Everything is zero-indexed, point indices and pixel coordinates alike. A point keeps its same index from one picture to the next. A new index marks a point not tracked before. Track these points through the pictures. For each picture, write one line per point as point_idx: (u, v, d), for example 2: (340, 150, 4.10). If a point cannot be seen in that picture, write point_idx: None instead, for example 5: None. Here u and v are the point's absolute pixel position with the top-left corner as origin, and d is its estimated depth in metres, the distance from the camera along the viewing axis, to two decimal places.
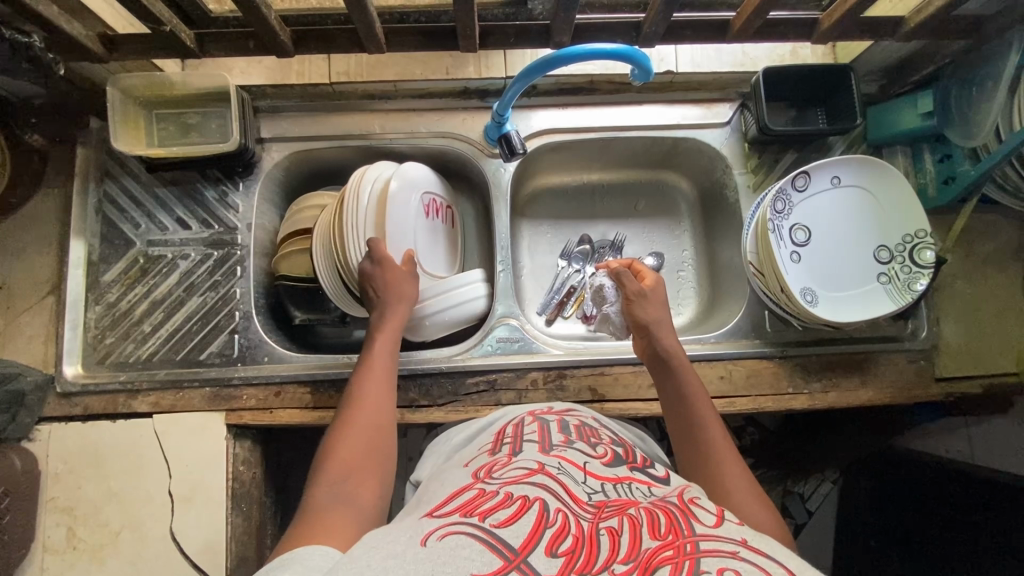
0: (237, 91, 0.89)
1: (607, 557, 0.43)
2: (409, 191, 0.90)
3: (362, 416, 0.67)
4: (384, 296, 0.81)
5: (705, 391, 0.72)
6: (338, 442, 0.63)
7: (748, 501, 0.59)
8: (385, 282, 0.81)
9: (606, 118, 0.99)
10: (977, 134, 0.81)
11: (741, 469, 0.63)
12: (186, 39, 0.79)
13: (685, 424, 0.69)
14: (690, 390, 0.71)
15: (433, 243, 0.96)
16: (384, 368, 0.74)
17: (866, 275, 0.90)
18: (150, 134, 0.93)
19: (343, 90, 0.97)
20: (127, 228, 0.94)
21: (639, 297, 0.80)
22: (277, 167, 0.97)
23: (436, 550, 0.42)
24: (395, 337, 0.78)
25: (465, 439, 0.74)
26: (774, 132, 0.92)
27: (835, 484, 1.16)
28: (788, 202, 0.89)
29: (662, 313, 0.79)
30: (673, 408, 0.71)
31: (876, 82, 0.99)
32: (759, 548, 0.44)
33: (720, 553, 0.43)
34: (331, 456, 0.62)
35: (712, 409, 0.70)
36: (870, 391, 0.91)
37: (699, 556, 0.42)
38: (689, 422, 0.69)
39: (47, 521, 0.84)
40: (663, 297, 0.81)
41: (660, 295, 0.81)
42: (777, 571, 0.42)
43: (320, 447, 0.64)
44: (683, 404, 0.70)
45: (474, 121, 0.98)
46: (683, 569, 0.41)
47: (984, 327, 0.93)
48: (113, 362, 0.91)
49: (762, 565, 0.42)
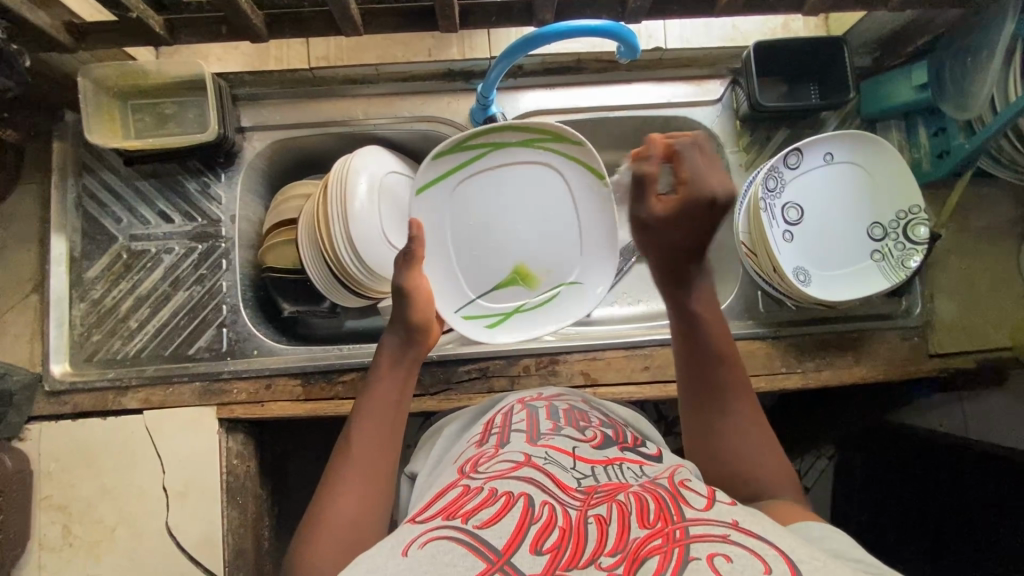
0: (213, 79, 0.87)
1: (594, 549, 0.42)
2: (452, 185, 0.81)
3: (355, 483, 0.58)
4: (394, 324, 0.72)
5: (722, 326, 0.66)
6: (328, 513, 0.56)
7: (757, 454, 0.60)
8: (404, 310, 0.72)
9: (594, 96, 0.97)
10: (971, 107, 0.80)
11: (756, 421, 0.62)
12: (154, 25, 0.76)
13: (697, 366, 0.64)
14: (705, 330, 0.65)
15: (448, 293, 0.81)
16: (377, 417, 0.64)
17: (860, 252, 0.89)
18: (125, 126, 0.91)
19: (323, 75, 0.94)
20: (108, 223, 0.92)
21: (648, 229, 0.67)
22: (259, 156, 0.96)
23: (420, 558, 0.42)
24: (397, 382, 0.68)
25: (444, 437, 0.73)
26: (765, 109, 0.90)
27: (831, 460, 1.19)
28: (780, 179, 0.88)
29: (680, 239, 0.65)
30: (687, 346, 0.65)
31: (869, 55, 0.95)
32: (750, 530, 0.43)
33: (711, 537, 0.42)
34: (317, 533, 0.54)
35: (728, 340, 0.65)
36: (864, 369, 0.90)
37: (688, 543, 0.41)
38: (699, 368, 0.64)
39: (42, 519, 0.83)
40: (692, 220, 0.64)
41: (687, 221, 0.64)
42: (768, 553, 0.41)
43: (305, 513, 0.57)
44: (699, 343, 0.65)
45: (459, 104, 0.96)
46: (671, 558, 0.40)
47: (976, 301, 0.92)
48: (101, 360, 0.90)
49: (752, 548, 0.41)
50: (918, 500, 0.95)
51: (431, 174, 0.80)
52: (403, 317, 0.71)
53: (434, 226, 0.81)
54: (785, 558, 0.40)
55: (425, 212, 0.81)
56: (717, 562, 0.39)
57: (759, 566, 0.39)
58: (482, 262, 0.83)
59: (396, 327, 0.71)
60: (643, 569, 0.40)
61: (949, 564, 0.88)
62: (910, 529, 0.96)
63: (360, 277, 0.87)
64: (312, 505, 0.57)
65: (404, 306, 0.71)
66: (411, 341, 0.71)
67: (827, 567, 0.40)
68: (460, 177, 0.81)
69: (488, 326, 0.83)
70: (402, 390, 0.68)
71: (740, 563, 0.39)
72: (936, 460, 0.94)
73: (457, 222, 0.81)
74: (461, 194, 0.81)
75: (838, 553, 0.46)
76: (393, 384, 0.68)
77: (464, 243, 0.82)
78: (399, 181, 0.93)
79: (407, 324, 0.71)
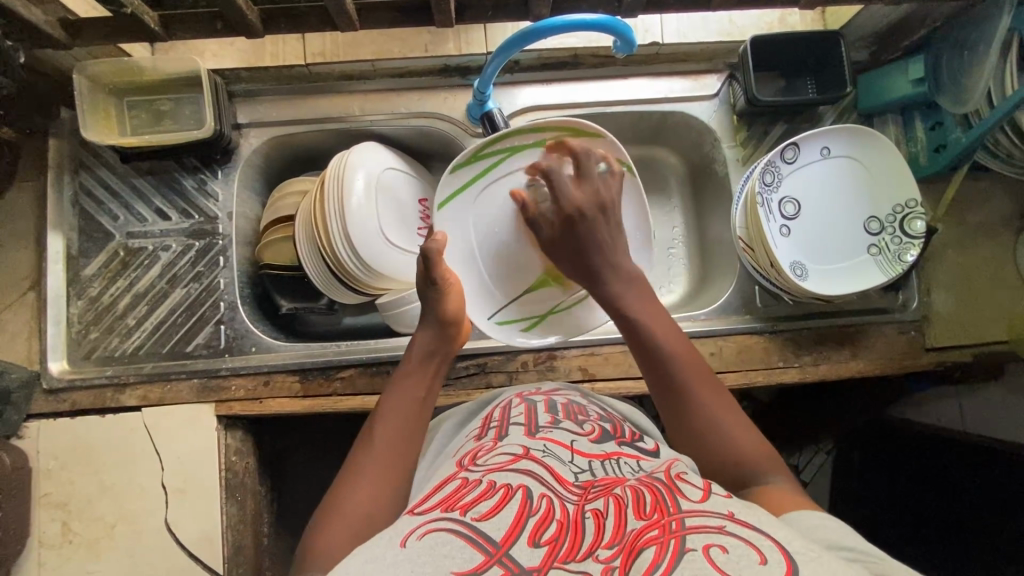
0: (209, 75, 0.87)
1: (592, 542, 0.43)
2: (475, 193, 0.81)
3: (374, 472, 0.58)
4: (427, 319, 0.73)
5: (672, 324, 0.67)
6: (341, 501, 0.56)
7: (738, 437, 0.59)
8: (435, 304, 0.73)
9: (591, 91, 0.96)
10: (967, 100, 0.80)
11: (730, 408, 0.61)
12: (149, 20, 0.75)
13: (658, 368, 0.64)
14: (654, 332, 0.66)
15: (482, 301, 0.83)
16: (400, 408, 0.65)
17: (856, 246, 0.89)
18: (121, 123, 0.91)
19: (319, 71, 0.94)
20: (105, 220, 0.92)
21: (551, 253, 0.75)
22: (256, 153, 0.95)
23: (418, 549, 0.42)
24: (423, 375, 0.69)
25: (445, 432, 0.73)
26: (762, 103, 0.90)
27: (829, 455, 1.17)
28: (777, 174, 0.88)
29: (578, 254, 0.72)
30: (644, 350, 0.65)
31: (865, 49, 0.95)
32: (746, 521, 0.44)
33: (707, 528, 0.42)
34: (332, 519, 0.54)
35: (681, 337, 0.66)
36: (861, 363, 0.90)
37: (684, 534, 0.41)
38: (663, 368, 0.64)
39: (41, 517, 0.83)
40: (579, 238, 0.72)
41: (574, 240, 0.72)
42: (764, 543, 0.41)
43: (321, 503, 0.57)
44: (654, 346, 0.65)
45: (456, 100, 0.96)
46: (668, 549, 0.40)
47: (973, 295, 0.92)
48: (98, 358, 0.90)
49: (747, 539, 0.41)
50: (914, 494, 0.96)
51: (454, 185, 0.80)
52: (437, 310, 0.73)
53: (462, 237, 0.81)
54: (781, 549, 0.41)
55: (451, 224, 0.81)
56: (713, 552, 0.39)
57: (755, 557, 0.39)
58: (514, 266, 0.83)
59: (429, 322, 0.73)
60: (639, 561, 0.40)
61: (945, 557, 0.89)
62: (906, 522, 0.96)
63: (357, 274, 0.87)
64: (330, 492, 0.57)
65: (437, 302, 0.73)
66: (442, 335, 0.72)
67: (822, 559, 0.40)
68: (484, 184, 0.81)
69: (522, 330, 0.85)
70: (428, 386, 0.68)
71: (737, 554, 0.39)
72: (932, 453, 0.94)
73: (486, 230, 0.82)
74: (488, 201, 0.82)
75: (831, 544, 0.46)
76: (422, 376, 0.69)
77: (493, 248, 0.82)
78: (397, 177, 0.93)
79: (440, 318, 0.73)
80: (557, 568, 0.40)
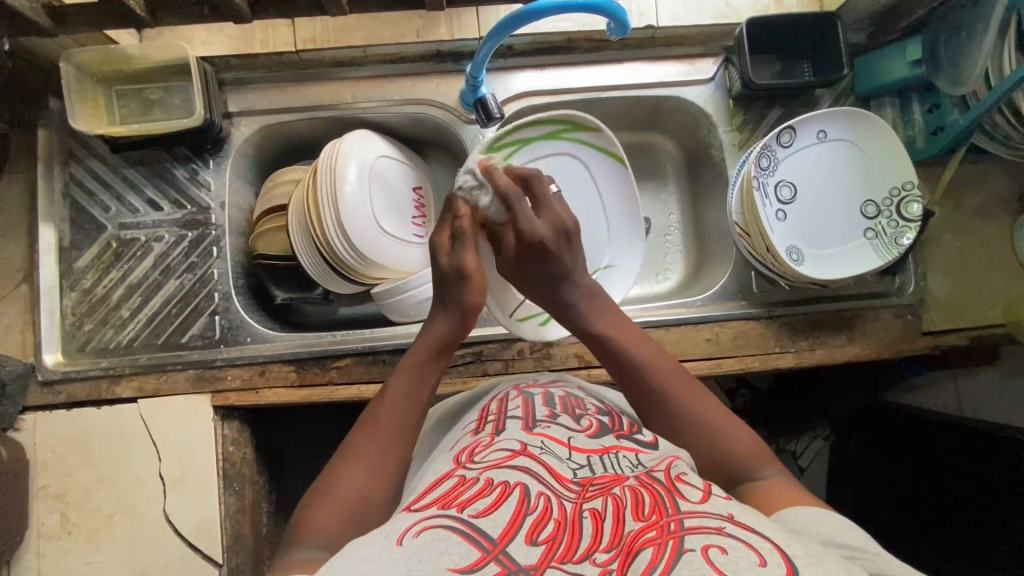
0: (197, 63, 0.85)
1: (589, 546, 0.42)
2: None
3: (373, 451, 0.59)
4: (448, 306, 0.71)
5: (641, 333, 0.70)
6: (340, 479, 0.56)
7: (716, 422, 0.61)
8: (461, 291, 0.71)
9: (586, 77, 0.96)
10: (965, 82, 0.80)
11: (706, 402, 0.63)
12: (135, 6, 0.75)
13: (625, 372, 0.67)
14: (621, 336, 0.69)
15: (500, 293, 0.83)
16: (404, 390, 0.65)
17: (853, 232, 0.88)
18: (110, 113, 0.90)
19: (310, 58, 0.93)
20: (96, 211, 0.92)
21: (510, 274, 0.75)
22: (248, 142, 0.95)
23: (414, 548, 0.42)
24: (434, 361, 0.68)
25: (433, 428, 0.73)
26: (758, 86, 0.89)
27: (826, 441, 1.17)
28: (773, 157, 0.88)
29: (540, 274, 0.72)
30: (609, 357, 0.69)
31: (862, 31, 0.92)
32: (745, 523, 0.44)
33: (706, 529, 0.42)
34: (324, 496, 0.55)
35: (643, 336, 0.70)
36: (858, 347, 0.90)
37: (683, 535, 0.42)
38: (626, 370, 0.67)
39: (40, 508, 0.83)
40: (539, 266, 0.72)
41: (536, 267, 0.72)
42: (764, 546, 0.41)
43: (319, 477, 0.57)
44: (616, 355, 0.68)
45: (448, 86, 0.95)
46: (666, 549, 0.40)
47: (970, 278, 0.92)
48: (93, 349, 0.90)
49: (748, 541, 0.41)
50: (912, 477, 0.96)
51: None
52: (459, 300, 0.71)
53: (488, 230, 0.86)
54: (781, 553, 0.40)
55: None
56: (712, 553, 0.40)
57: (755, 559, 0.39)
58: None
59: (450, 310, 0.71)
60: (637, 562, 0.40)
61: (940, 541, 0.89)
62: (902, 504, 0.97)
63: (352, 263, 0.86)
64: (329, 467, 0.58)
65: (464, 289, 0.71)
66: (463, 323, 0.71)
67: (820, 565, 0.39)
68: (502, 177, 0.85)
69: (542, 324, 0.86)
70: (436, 371, 0.68)
71: (736, 554, 0.40)
72: (929, 437, 0.94)
73: None
74: None
75: (825, 540, 0.46)
76: (434, 369, 0.68)
77: None
78: (390, 166, 0.92)
79: (461, 307, 0.71)
80: (554, 567, 0.41)
